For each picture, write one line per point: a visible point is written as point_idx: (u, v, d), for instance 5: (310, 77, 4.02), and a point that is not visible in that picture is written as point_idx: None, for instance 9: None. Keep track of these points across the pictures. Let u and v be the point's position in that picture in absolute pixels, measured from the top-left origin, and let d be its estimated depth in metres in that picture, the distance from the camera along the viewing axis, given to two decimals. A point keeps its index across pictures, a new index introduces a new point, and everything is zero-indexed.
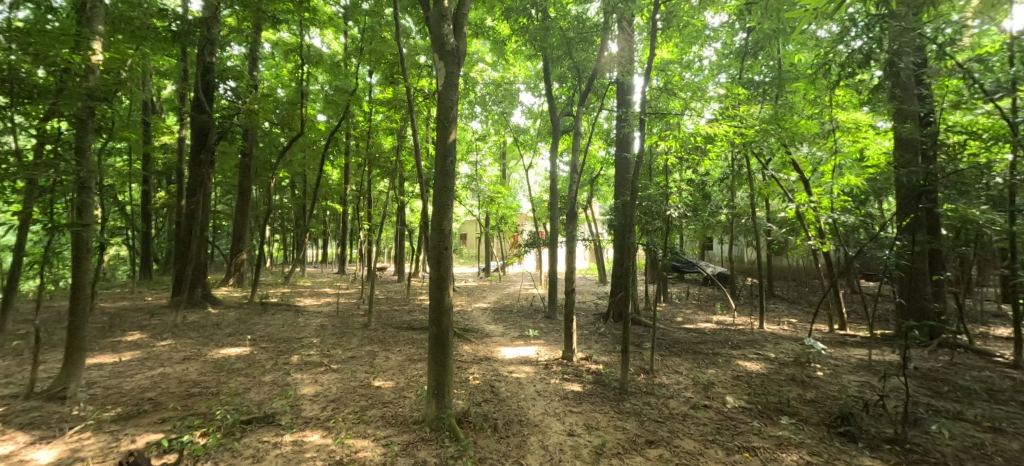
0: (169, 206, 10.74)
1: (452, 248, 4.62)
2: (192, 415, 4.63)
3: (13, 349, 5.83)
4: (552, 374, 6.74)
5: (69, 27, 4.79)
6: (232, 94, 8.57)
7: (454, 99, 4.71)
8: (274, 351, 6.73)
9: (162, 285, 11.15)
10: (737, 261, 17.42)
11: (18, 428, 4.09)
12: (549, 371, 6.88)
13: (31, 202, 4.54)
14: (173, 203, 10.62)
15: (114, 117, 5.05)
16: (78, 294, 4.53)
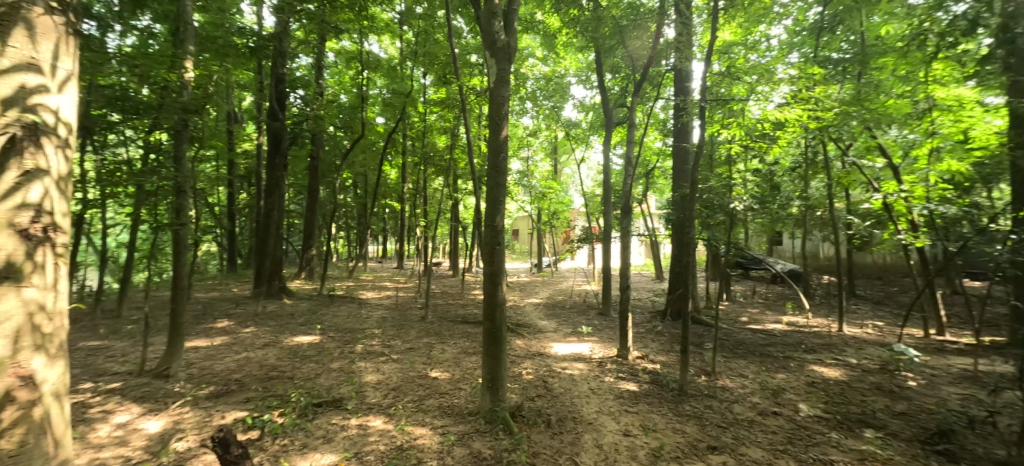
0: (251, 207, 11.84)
1: (504, 244, 4.68)
2: (271, 397, 5.11)
3: (128, 333, 6.73)
4: (606, 372, 6.61)
5: (165, 49, 5.41)
6: (301, 101, 9.37)
7: (506, 96, 4.73)
8: (340, 340, 7.23)
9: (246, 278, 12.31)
10: (811, 257, 16.04)
11: (132, 401, 4.74)
12: (603, 369, 6.75)
13: (141, 206, 5.23)
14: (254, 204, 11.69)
15: (204, 129, 5.65)
16: (177, 286, 5.14)
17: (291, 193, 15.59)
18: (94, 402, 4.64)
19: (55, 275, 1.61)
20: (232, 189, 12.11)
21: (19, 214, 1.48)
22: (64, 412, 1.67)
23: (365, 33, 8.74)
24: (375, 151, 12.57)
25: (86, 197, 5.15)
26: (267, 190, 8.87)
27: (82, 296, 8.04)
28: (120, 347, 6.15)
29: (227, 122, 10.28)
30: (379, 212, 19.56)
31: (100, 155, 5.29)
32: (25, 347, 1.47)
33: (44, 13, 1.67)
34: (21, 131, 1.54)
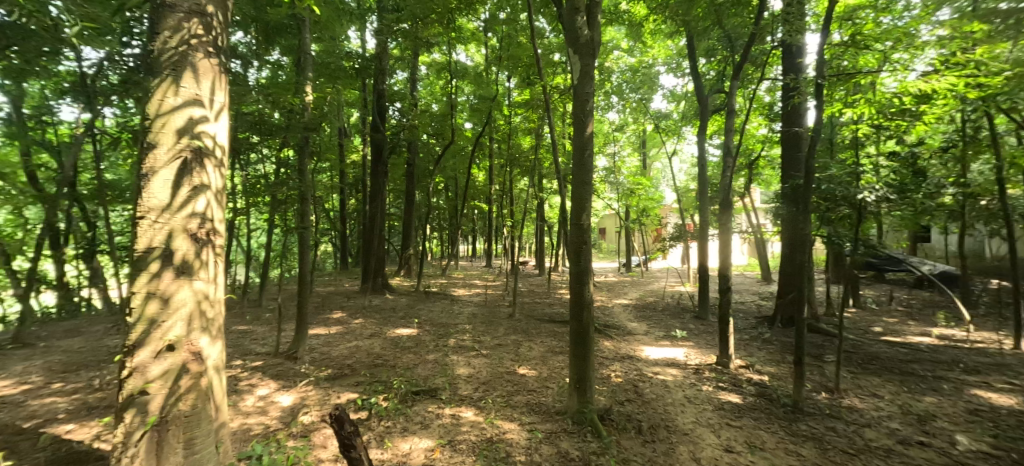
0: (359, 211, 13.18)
1: (591, 243, 4.60)
2: (377, 382, 5.65)
3: (266, 320, 7.93)
4: (704, 380, 6.15)
5: (291, 77, 6.27)
6: (399, 113, 10.22)
7: (590, 91, 4.64)
8: (435, 334, 7.73)
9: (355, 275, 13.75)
10: (970, 256, 13.22)
11: (271, 377, 5.59)
12: (700, 376, 6.29)
13: (275, 213, 6.12)
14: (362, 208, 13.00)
15: (320, 144, 6.45)
16: (303, 280, 5.92)
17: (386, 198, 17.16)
18: (242, 377, 5.55)
19: (215, 271, 2.45)
20: (344, 196, 13.60)
21: (194, 207, 2.34)
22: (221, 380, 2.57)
23: (455, 44, 9.24)
24: (463, 155, 13.20)
25: (235, 206, 6.19)
26: (371, 195, 9.78)
27: (233, 289, 9.66)
28: (260, 332, 7.27)
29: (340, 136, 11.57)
30: (469, 213, 20.46)
31: (244, 171, 6.32)
32: (195, 329, 2.35)
33: (203, 57, 2.45)
34: (189, 155, 2.36)
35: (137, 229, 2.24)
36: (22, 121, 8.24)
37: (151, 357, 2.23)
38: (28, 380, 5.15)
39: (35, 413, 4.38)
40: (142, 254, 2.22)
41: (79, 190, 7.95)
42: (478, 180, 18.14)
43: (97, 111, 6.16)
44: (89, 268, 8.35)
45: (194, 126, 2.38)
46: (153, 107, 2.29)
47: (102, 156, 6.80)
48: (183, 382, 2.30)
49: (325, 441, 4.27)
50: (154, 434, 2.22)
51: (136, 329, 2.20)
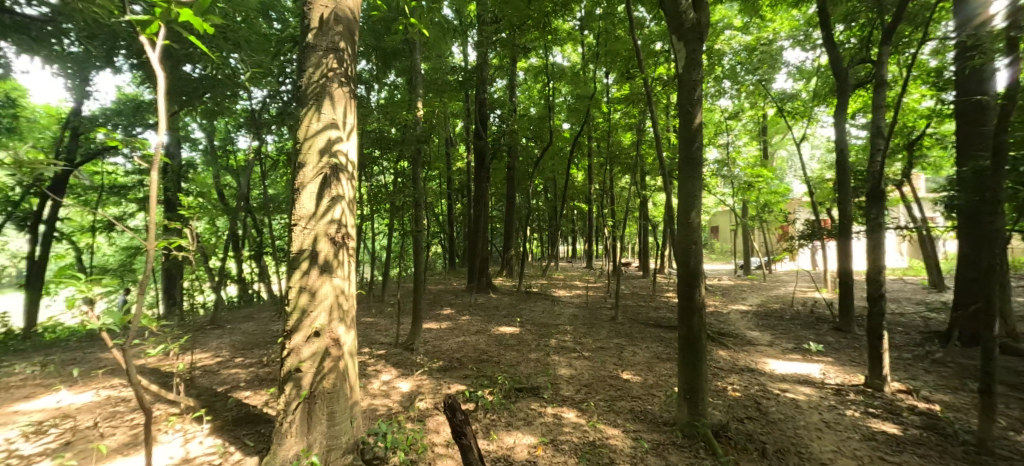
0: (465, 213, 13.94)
1: (701, 243, 4.33)
2: (483, 376, 5.95)
3: (387, 314, 8.82)
4: (845, 404, 5.38)
5: (404, 95, 6.89)
6: (499, 119, 10.63)
7: (698, 79, 4.36)
8: (537, 333, 7.88)
9: (462, 274, 14.55)
10: None
11: (392, 365, 6.21)
12: (841, 399, 5.52)
13: (393, 218, 6.79)
14: (467, 211, 13.71)
15: (430, 154, 6.97)
16: (418, 279, 6.46)
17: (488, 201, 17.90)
18: (369, 363, 6.25)
19: (348, 269, 3.74)
20: (451, 201, 14.50)
21: (325, 211, 3.58)
22: (353, 366, 3.84)
23: (550, 46, 9.32)
24: (562, 156, 13.24)
25: (362, 212, 7.00)
26: (475, 199, 10.31)
27: (360, 285, 10.90)
28: (383, 324, 8.10)
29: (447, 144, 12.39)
30: (569, 214, 20.39)
31: (369, 182, 7.09)
32: (333, 321, 3.62)
33: (337, 87, 3.68)
34: (329, 170, 3.61)
35: (293, 226, 3.58)
36: (213, 150, 10.40)
37: (303, 341, 3.52)
38: (219, 353, 6.41)
39: (223, 380, 5.45)
40: (296, 245, 3.55)
41: (250, 202, 9.69)
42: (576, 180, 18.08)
43: (263, 138, 7.55)
44: (253, 267, 10.10)
45: (328, 145, 3.61)
46: (304, 130, 3.59)
47: (265, 174, 8.23)
48: (324, 364, 3.57)
49: (438, 427, 4.64)
50: (304, 406, 3.53)
51: (294, 319, 3.52)
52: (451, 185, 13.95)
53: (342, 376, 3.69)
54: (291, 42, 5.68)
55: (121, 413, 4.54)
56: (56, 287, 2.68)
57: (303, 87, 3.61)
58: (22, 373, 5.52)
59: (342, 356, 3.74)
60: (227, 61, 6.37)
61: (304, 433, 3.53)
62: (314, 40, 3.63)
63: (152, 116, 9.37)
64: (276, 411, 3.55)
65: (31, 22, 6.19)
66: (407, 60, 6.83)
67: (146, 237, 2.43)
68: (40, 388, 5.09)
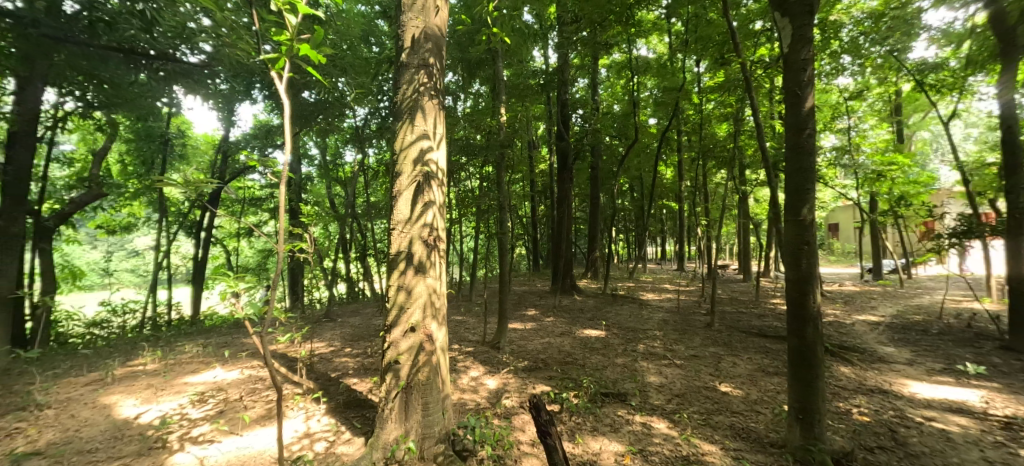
0: (548, 215, 13.99)
1: (815, 243, 3.91)
2: (568, 379, 5.94)
3: (475, 313, 9.17)
4: (1016, 443, 4.47)
5: (488, 102, 7.14)
6: (581, 119, 10.55)
7: (807, 58, 3.94)
8: (624, 338, 7.66)
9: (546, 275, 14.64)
10: None
11: (480, 362, 6.46)
12: (1010, 436, 4.59)
13: (481, 222, 7.07)
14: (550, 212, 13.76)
15: (513, 158, 7.10)
16: (504, 280, 6.64)
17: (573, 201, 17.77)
18: (459, 359, 6.56)
19: (439, 269, 3.99)
20: (534, 202, 14.68)
21: (418, 215, 3.86)
22: (444, 361, 4.09)
23: (634, 39, 9.04)
24: (648, 153, 12.72)
25: (451, 216, 7.38)
26: (559, 200, 10.33)
27: (451, 285, 11.47)
28: (472, 322, 8.45)
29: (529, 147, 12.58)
30: (656, 213, 19.52)
31: (457, 188, 7.44)
32: (427, 317, 3.88)
33: (428, 100, 3.95)
34: (422, 177, 3.89)
35: (392, 230, 3.92)
36: (324, 163, 11.69)
37: (400, 335, 3.83)
38: (332, 343, 7.17)
39: (336, 367, 6.09)
40: (395, 247, 3.88)
41: (356, 209, 10.69)
42: (664, 177, 17.26)
43: (365, 151, 8.33)
44: (358, 267, 11.13)
45: (421, 155, 3.89)
46: (401, 142, 3.92)
47: (367, 183, 9.07)
48: (419, 358, 3.84)
49: (523, 425, 4.74)
50: (402, 396, 3.82)
51: (393, 315, 3.85)
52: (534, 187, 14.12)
53: (435, 369, 3.94)
54: (386, 62, 6.20)
55: (259, 390, 5.30)
56: (213, 283, 3.25)
57: (399, 102, 3.94)
58: (189, 351, 6.66)
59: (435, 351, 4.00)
60: (337, 86, 7.14)
61: (402, 420, 3.83)
62: (407, 59, 3.95)
63: (279, 137, 10.82)
64: (378, 398, 3.90)
65: (192, 68, 7.13)
66: (490, 69, 7.08)
67: (277, 239, 2.87)
68: (201, 364, 6.10)
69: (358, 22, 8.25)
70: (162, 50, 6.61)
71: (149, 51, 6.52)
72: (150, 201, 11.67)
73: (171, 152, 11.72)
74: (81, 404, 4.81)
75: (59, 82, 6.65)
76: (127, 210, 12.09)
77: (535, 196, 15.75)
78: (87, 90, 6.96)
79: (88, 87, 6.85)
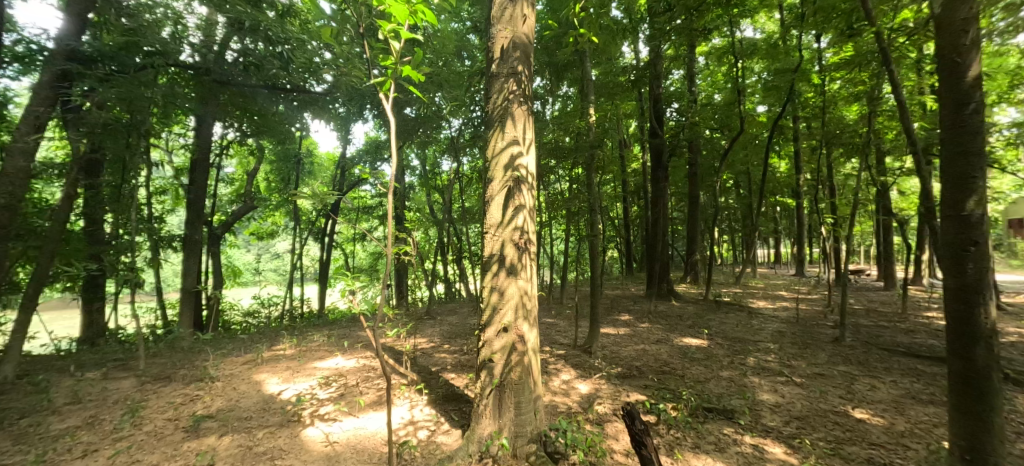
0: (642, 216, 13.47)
1: (986, 244, 3.22)
2: (665, 389, 5.64)
3: (567, 316, 9.13)
4: None
5: (577, 103, 7.07)
6: (676, 114, 9.96)
7: (969, 18, 3.27)
8: (730, 349, 7.03)
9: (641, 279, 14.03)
10: None
11: (572, 365, 6.42)
12: None
13: (572, 224, 7.01)
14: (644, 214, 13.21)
15: (604, 159, 6.95)
16: (595, 283, 6.52)
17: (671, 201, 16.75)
18: (551, 361, 6.59)
19: (530, 271, 4.10)
20: (626, 203, 14.18)
21: (509, 219, 4.00)
22: (536, 362, 4.18)
23: (737, 21, 8.29)
24: (757, 144, 11.50)
25: (541, 220, 7.45)
26: (652, 201, 9.83)
27: (542, 288, 11.56)
28: (563, 325, 8.43)
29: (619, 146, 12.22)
30: (768, 211, 17.62)
31: (546, 191, 7.50)
32: (519, 318, 4.01)
33: (517, 106, 4.09)
34: (512, 182, 4.03)
35: (485, 233, 4.12)
36: (424, 172, 12.64)
37: (494, 334, 4.00)
38: (432, 339, 7.69)
39: (436, 362, 6.53)
40: (489, 250, 4.07)
41: (452, 213, 11.32)
42: (777, 171, 15.50)
43: (460, 159, 8.80)
44: (455, 268, 11.79)
45: (511, 160, 4.03)
46: (492, 149, 4.10)
47: (461, 189, 9.58)
48: (511, 358, 3.99)
49: (617, 433, 4.63)
50: (495, 393, 3.99)
51: (487, 315, 4.04)
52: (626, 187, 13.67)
53: (526, 370, 4.06)
54: (477, 74, 6.51)
55: (372, 378, 5.91)
56: (335, 281, 3.76)
57: (490, 112, 4.14)
58: (316, 340, 7.65)
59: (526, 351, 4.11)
60: (434, 100, 7.67)
61: (496, 417, 4.01)
62: (497, 69, 4.12)
63: (386, 150, 11.96)
64: (474, 393, 4.11)
65: (318, 96, 8.11)
66: (578, 70, 7.04)
67: (386, 244, 3.24)
68: (326, 352, 6.95)
69: (452, 38, 8.79)
70: (296, 83, 7.71)
71: (287, 85, 7.59)
72: (288, 211, 13.64)
73: (301, 169, 13.62)
74: (240, 379, 5.78)
75: (223, 117, 8.08)
76: (271, 220, 14.31)
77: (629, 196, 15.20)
78: (243, 122, 8.38)
79: (244, 119, 8.28)
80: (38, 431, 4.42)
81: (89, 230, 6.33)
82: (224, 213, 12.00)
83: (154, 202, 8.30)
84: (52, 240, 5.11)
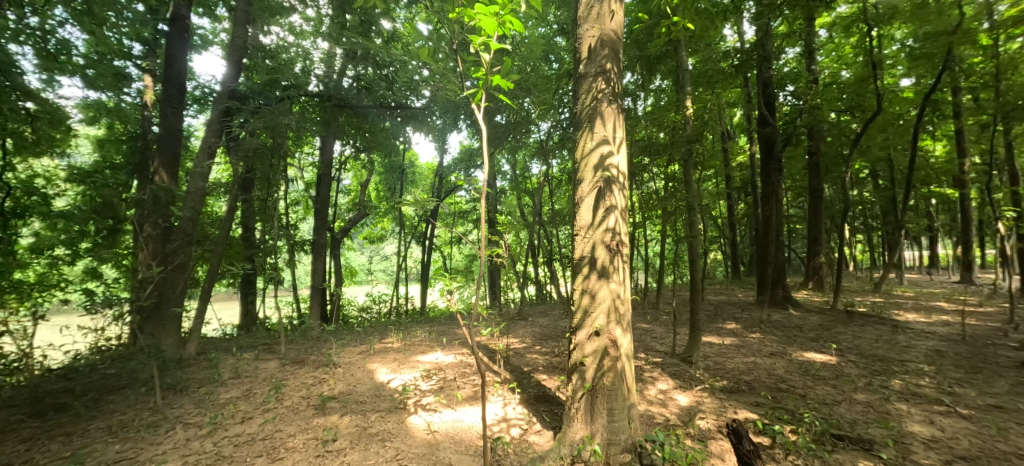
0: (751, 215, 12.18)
1: None
2: (781, 409, 4.99)
3: (664, 322, 8.60)
4: None
5: (672, 97, 6.62)
6: (792, 97, 8.85)
7: None
8: (867, 369, 5.98)
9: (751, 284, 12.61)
10: None
11: (669, 375, 6.03)
12: None
13: (668, 225, 6.59)
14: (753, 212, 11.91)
15: (704, 153, 6.46)
16: (694, 287, 6.04)
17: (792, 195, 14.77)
18: (646, 368, 6.27)
19: (622, 275, 3.99)
20: (732, 201, 12.94)
21: (600, 220, 3.94)
22: (630, 369, 4.05)
23: None
24: (902, 125, 9.67)
25: (634, 220, 7.16)
26: (763, 198, 8.80)
27: (637, 292, 11.04)
28: (659, 331, 7.96)
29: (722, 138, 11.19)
30: (923, 206, 14.68)
31: (640, 190, 7.19)
32: (612, 321, 3.92)
33: (606, 106, 4.01)
34: (602, 183, 3.96)
35: (576, 235, 4.10)
36: (517, 177, 13.04)
37: (585, 338, 3.97)
38: (525, 340, 7.85)
39: (527, 362, 6.65)
40: (579, 252, 4.05)
41: (543, 216, 11.43)
42: (935, 156, 12.84)
43: (549, 162, 8.86)
44: (546, 271, 11.88)
45: (601, 161, 3.97)
46: (582, 150, 4.08)
47: (551, 192, 9.64)
48: (604, 362, 3.92)
49: (722, 453, 4.25)
50: (587, 398, 3.96)
51: (578, 318, 4.02)
52: (730, 184, 12.48)
53: (620, 376, 3.95)
54: (564, 76, 6.51)
55: (468, 374, 6.24)
56: (435, 281, 4.02)
57: (579, 112, 4.12)
58: (418, 336, 8.30)
59: (620, 357, 4.01)
60: (522, 106, 7.86)
61: (587, 421, 3.97)
62: (585, 69, 4.09)
63: (479, 158, 12.60)
64: (565, 396, 4.12)
65: (418, 111, 8.87)
66: (672, 61, 6.64)
67: (480, 246, 3.44)
68: (427, 347, 7.52)
69: (540, 44, 8.98)
70: (401, 101, 8.49)
71: (392, 104, 8.42)
72: (396, 217, 15.02)
73: (405, 179, 14.93)
74: (356, 368, 6.52)
75: (343, 136, 9.22)
76: (380, 225, 15.93)
77: (736, 193, 13.81)
78: (356, 138, 9.38)
79: (360, 137, 9.36)
80: (211, 398, 5.50)
81: (246, 236, 7.70)
82: (343, 220, 13.65)
83: (291, 212, 9.79)
84: (221, 244, 6.34)
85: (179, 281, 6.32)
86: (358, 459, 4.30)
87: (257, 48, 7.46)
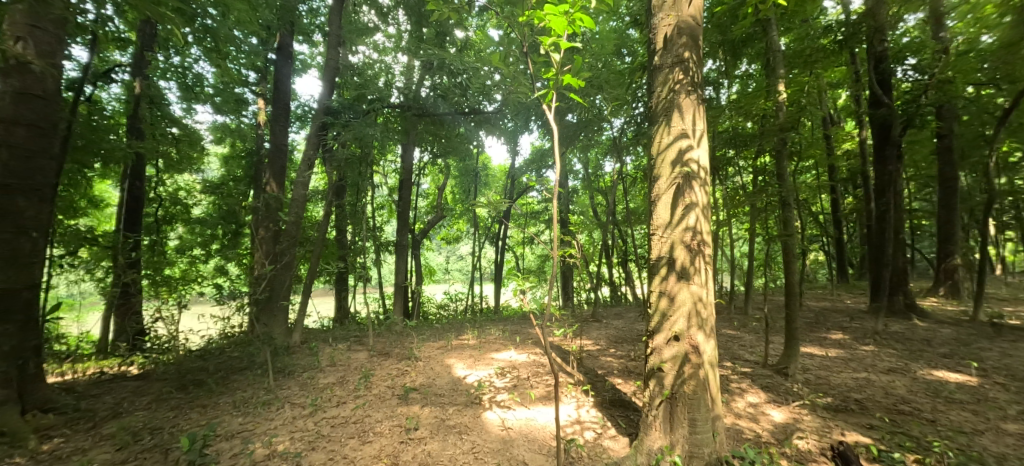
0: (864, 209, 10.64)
1: None
2: (902, 434, 4.29)
3: (756, 329, 7.83)
4: None
5: (761, 82, 6.04)
6: (915, 72, 7.61)
7: None
8: (1020, 394, 4.93)
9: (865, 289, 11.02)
10: None
11: (761, 387, 5.48)
12: None
13: (756, 222, 6.01)
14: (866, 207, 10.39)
15: (800, 142, 5.81)
16: (790, 292, 5.43)
17: (919, 186, 12.67)
18: (733, 378, 5.76)
19: (704, 277, 3.73)
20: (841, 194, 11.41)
21: (679, 218, 3.72)
22: (713, 378, 3.78)
23: None
24: None
25: (718, 218, 6.64)
26: (878, 190, 7.69)
27: (724, 295, 10.22)
28: (749, 339, 7.28)
29: (828, 123, 9.92)
30: None
31: (724, 185, 6.67)
32: (692, 325, 3.69)
33: (685, 97, 3.78)
34: (681, 179, 3.74)
35: (651, 235, 3.91)
36: (591, 177, 12.81)
37: (663, 342, 3.77)
38: (599, 342, 7.65)
39: (602, 365, 6.48)
40: (656, 253, 3.86)
41: (617, 215, 11.07)
42: None
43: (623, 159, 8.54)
44: (622, 272, 11.48)
45: (679, 155, 3.76)
46: (658, 145, 3.89)
47: (626, 191, 9.31)
48: (684, 369, 3.69)
49: None
50: (666, 406, 3.75)
51: (655, 321, 3.83)
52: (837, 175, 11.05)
53: (702, 384, 3.70)
54: (638, 68, 6.26)
55: (541, 373, 6.26)
56: (507, 281, 4.06)
57: (655, 106, 3.93)
58: (493, 334, 8.52)
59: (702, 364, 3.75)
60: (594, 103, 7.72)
61: (666, 431, 3.76)
62: (660, 60, 3.90)
63: (551, 158, 12.61)
64: (642, 402, 3.94)
65: (491, 115, 9.12)
66: (759, 44, 6.07)
67: (552, 247, 3.40)
68: (500, 346, 7.68)
69: (612, 39, 8.75)
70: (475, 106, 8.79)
71: (467, 110, 8.75)
72: (472, 219, 15.54)
73: (479, 181, 15.40)
74: (435, 362, 6.87)
75: (423, 143, 9.78)
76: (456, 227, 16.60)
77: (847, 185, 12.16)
78: (434, 145, 9.88)
79: (436, 143, 9.87)
80: (312, 382, 6.17)
81: (339, 238, 8.48)
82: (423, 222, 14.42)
83: (378, 215, 10.59)
84: (319, 245, 7.08)
85: (287, 278, 7.15)
86: (437, 449, 4.53)
87: (349, 67, 8.21)
